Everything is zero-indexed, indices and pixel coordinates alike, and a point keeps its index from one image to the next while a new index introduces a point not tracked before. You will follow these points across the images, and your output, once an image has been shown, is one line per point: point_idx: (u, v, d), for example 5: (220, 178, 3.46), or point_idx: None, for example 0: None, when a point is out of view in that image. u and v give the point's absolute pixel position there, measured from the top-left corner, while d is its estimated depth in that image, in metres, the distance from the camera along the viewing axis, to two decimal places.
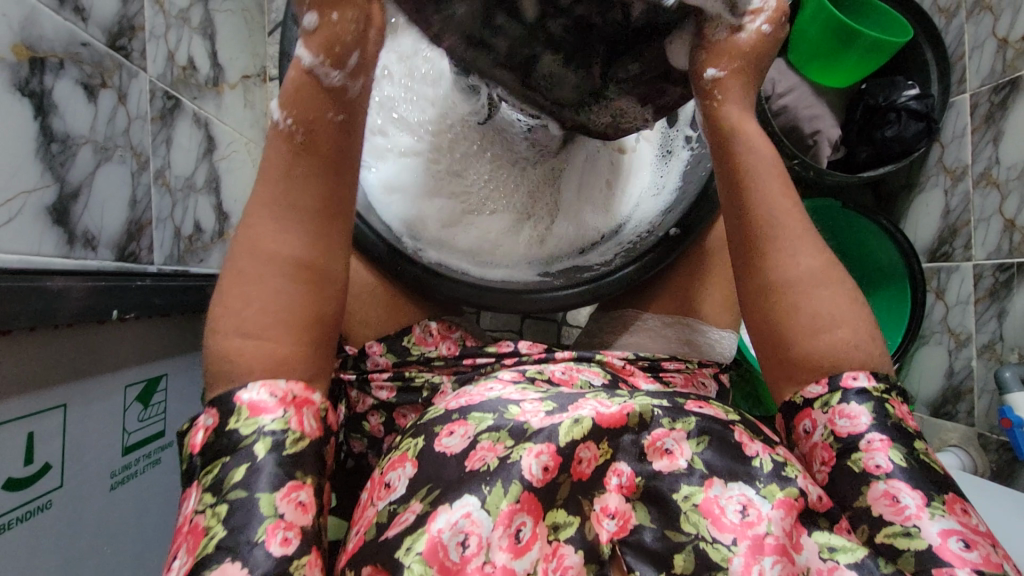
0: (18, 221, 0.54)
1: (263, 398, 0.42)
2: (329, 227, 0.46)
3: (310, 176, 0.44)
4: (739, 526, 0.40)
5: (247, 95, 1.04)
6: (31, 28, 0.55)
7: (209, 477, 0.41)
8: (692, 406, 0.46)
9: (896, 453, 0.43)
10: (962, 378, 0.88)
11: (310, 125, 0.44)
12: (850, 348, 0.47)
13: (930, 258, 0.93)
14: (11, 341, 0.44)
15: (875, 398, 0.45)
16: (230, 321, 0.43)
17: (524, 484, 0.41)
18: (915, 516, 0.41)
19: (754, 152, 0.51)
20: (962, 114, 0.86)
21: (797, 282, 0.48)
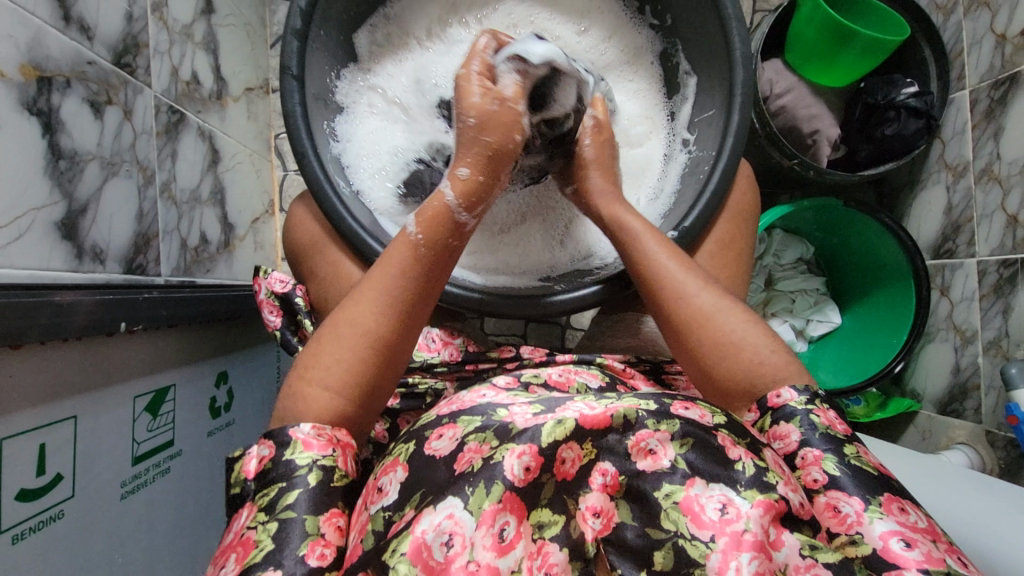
0: (27, 237, 0.55)
1: (315, 436, 0.48)
2: (411, 323, 0.53)
3: (421, 273, 0.53)
4: (717, 523, 0.40)
5: (250, 107, 1.06)
6: (38, 49, 0.57)
7: (263, 499, 0.46)
8: (677, 411, 0.45)
9: (828, 465, 0.46)
10: (969, 375, 0.87)
11: (434, 240, 0.54)
12: (756, 366, 0.51)
13: (934, 255, 0.93)
14: (20, 356, 0.45)
15: (799, 411, 0.49)
16: (319, 376, 0.50)
17: (505, 484, 0.41)
18: (857, 523, 0.42)
19: (628, 228, 0.61)
20: (962, 111, 0.86)
21: (695, 318, 0.54)
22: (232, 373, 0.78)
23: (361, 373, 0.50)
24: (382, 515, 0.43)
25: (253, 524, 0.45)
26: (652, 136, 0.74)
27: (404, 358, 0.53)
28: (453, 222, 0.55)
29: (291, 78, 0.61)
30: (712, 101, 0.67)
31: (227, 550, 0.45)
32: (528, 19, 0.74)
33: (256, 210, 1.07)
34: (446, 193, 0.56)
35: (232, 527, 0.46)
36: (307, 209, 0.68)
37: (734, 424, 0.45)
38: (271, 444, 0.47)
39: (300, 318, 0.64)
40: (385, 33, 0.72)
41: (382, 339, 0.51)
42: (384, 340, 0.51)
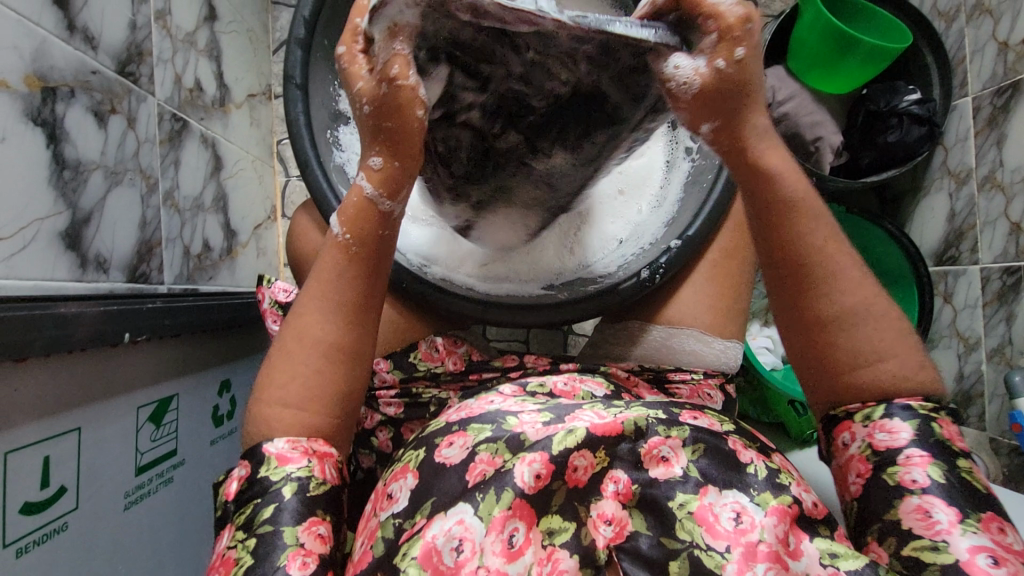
0: (32, 247, 0.55)
1: (288, 450, 0.48)
2: (361, 320, 0.53)
3: (354, 271, 0.52)
4: (733, 533, 0.41)
5: (253, 113, 1.06)
6: (42, 59, 0.57)
7: (242, 517, 0.47)
8: (687, 417, 0.47)
9: (935, 471, 0.45)
10: (972, 383, 0.87)
11: (361, 236, 0.52)
12: (896, 381, 0.48)
13: (937, 261, 0.93)
14: (26, 369, 0.45)
15: (924, 415, 0.47)
16: (274, 393, 0.51)
17: (515, 490, 0.42)
18: (944, 532, 0.42)
19: (784, 202, 0.50)
20: (965, 118, 0.86)
21: (843, 317, 0.49)
22: (235, 382, 0.78)
23: (317, 379, 0.51)
24: (392, 522, 0.43)
25: (232, 542, 0.46)
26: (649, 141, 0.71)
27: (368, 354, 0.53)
28: (379, 214, 0.52)
29: (295, 87, 0.61)
30: None
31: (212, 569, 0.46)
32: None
33: (259, 217, 1.07)
34: (363, 185, 0.51)
35: (215, 547, 0.47)
36: (310, 219, 0.68)
37: (743, 432, 0.48)
38: (246, 463, 0.48)
39: None
40: None
41: (339, 349, 0.51)
42: (335, 345, 0.51)
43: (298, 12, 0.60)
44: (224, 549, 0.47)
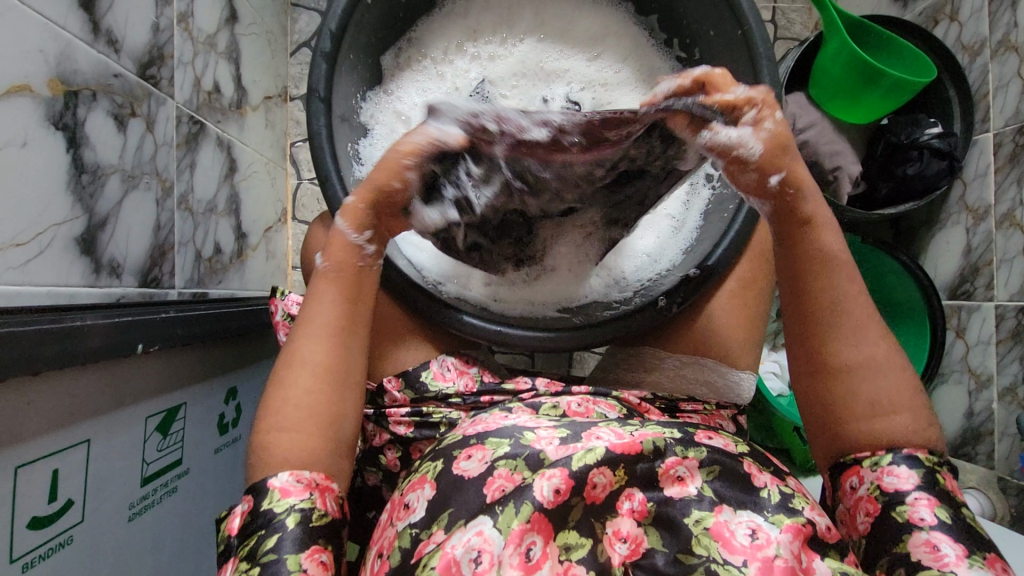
0: (47, 253, 0.54)
1: (290, 483, 0.49)
2: (348, 348, 0.56)
3: (342, 300, 0.56)
4: (749, 548, 0.40)
5: (268, 116, 1.05)
6: (66, 63, 0.56)
7: (245, 548, 0.47)
8: (702, 438, 0.46)
9: (942, 512, 0.46)
10: (982, 420, 0.86)
11: (345, 267, 0.57)
12: (910, 433, 0.49)
13: (950, 295, 0.92)
14: (38, 382, 0.45)
15: (930, 463, 0.48)
16: (271, 420, 0.52)
17: (535, 505, 0.41)
18: (953, 564, 0.43)
19: (822, 250, 0.52)
20: (985, 153, 0.86)
21: (860, 367, 0.50)
22: (242, 389, 0.77)
23: (311, 404, 0.53)
24: (409, 531, 0.43)
25: (236, 575, 0.46)
26: None
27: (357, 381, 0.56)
28: (356, 248, 0.57)
29: (318, 100, 0.61)
30: None
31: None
32: (539, 65, 0.73)
33: (269, 219, 1.07)
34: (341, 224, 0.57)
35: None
36: (326, 232, 0.68)
37: (756, 454, 0.47)
38: (248, 496, 0.49)
39: None
40: (407, 56, 0.73)
41: (327, 373, 0.54)
42: (325, 370, 0.54)
43: (325, 26, 0.60)
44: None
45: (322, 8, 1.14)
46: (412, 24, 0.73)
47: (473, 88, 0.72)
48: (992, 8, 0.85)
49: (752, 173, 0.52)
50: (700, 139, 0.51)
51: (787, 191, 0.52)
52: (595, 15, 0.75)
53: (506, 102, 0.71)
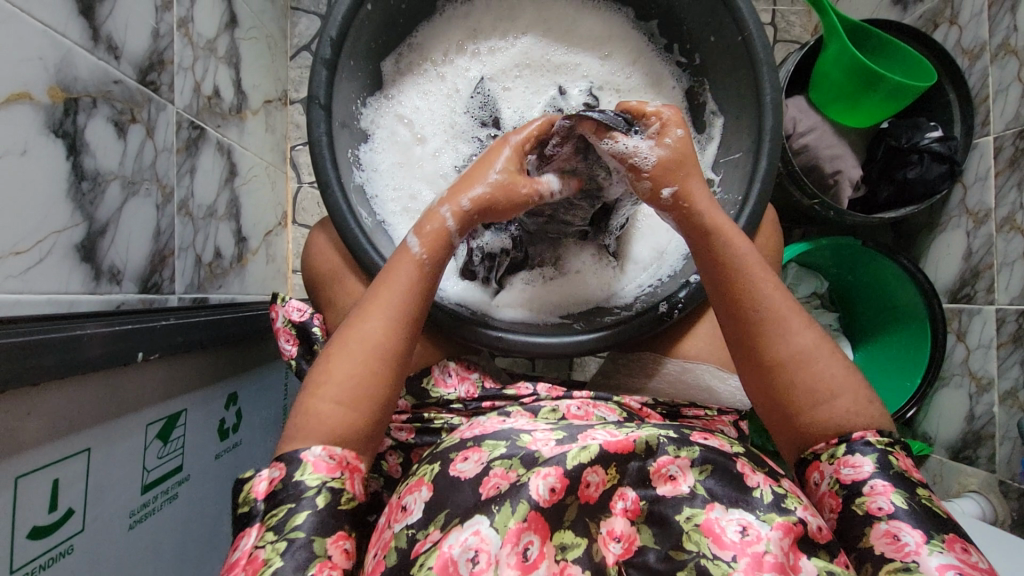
0: (48, 261, 0.54)
1: (324, 458, 0.47)
2: (413, 333, 0.53)
3: (419, 285, 0.54)
4: (739, 544, 0.41)
5: (268, 120, 1.05)
6: (66, 70, 0.56)
7: (272, 519, 0.45)
8: (698, 438, 0.47)
9: (900, 498, 0.45)
10: (983, 423, 0.86)
11: (433, 256, 0.55)
12: (851, 416, 0.49)
13: (951, 298, 0.92)
14: (36, 392, 0.45)
15: (880, 450, 0.47)
16: (328, 388, 0.50)
17: (531, 503, 0.41)
18: (914, 553, 0.42)
19: (735, 248, 0.53)
20: (985, 157, 0.86)
21: (792, 360, 0.50)
22: (242, 394, 0.77)
23: (361, 380, 0.50)
24: (406, 532, 0.43)
25: (261, 545, 0.44)
26: None
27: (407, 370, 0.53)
28: (449, 244, 0.56)
29: (318, 107, 0.61)
30: (738, 144, 0.66)
31: (235, 567, 0.44)
32: (544, 58, 0.75)
33: (270, 223, 1.07)
34: (445, 216, 0.57)
35: (239, 545, 0.45)
36: (327, 238, 0.68)
37: (752, 455, 0.47)
38: (281, 464, 0.47)
39: (315, 347, 0.64)
40: (407, 62, 0.73)
41: (387, 353, 0.51)
42: (389, 349, 0.51)
43: (325, 33, 0.61)
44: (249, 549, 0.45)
45: (322, 11, 1.14)
46: (413, 29, 0.72)
47: (475, 89, 0.74)
48: (992, 12, 0.84)
49: (647, 181, 0.54)
50: (605, 145, 0.54)
51: (676, 203, 0.54)
52: (594, 20, 0.75)
53: (512, 101, 0.74)
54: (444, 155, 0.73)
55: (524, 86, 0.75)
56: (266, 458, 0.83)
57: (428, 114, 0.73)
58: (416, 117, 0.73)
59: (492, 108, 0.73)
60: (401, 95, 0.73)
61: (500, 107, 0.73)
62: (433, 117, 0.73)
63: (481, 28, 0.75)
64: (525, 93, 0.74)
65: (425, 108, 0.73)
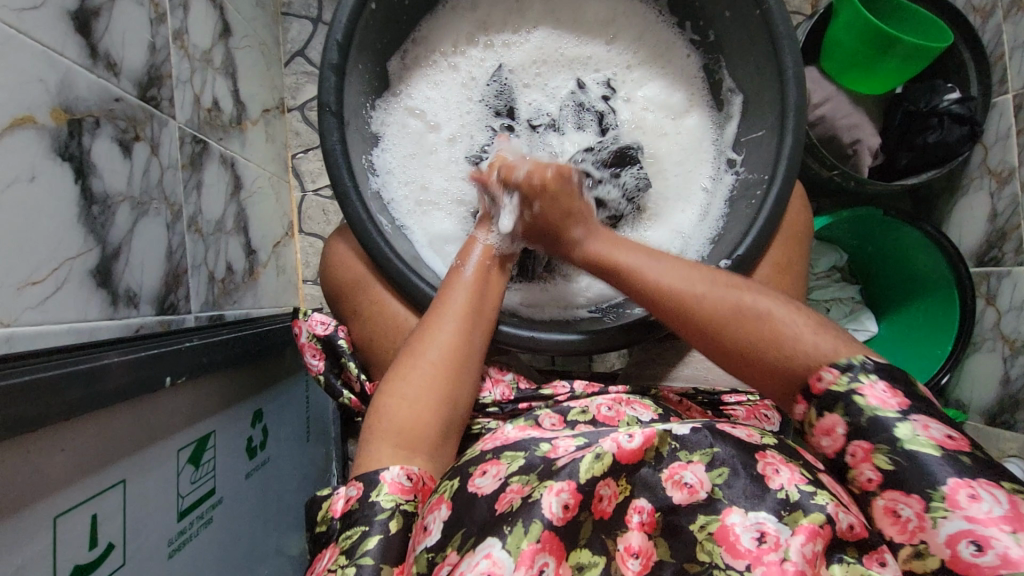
0: (65, 290, 0.53)
1: (402, 479, 0.46)
2: (477, 339, 0.56)
3: (479, 293, 0.57)
4: (754, 552, 0.36)
5: (268, 129, 1.03)
6: (68, 90, 0.54)
7: (346, 541, 0.44)
8: (722, 427, 0.42)
9: (880, 458, 0.39)
10: (1020, 386, 0.84)
11: (482, 268, 0.59)
12: (794, 351, 0.46)
13: (977, 262, 0.90)
14: (69, 427, 0.44)
15: (840, 395, 0.42)
16: (401, 389, 0.51)
17: (544, 523, 0.38)
18: (919, 529, 0.36)
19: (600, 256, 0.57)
20: (1005, 115, 0.84)
21: (716, 314, 0.49)
22: (267, 410, 0.75)
23: (433, 383, 0.51)
24: (424, 556, 0.40)
25: (333, 568, 0.43)
26: (695, 141, 0.71)
27: (474, 377, 0.55)
28: (490, 254, 0.60)
29: (330, 114, 0.59)
30: (761, 122, 0.64)
31: None
32: (558, 51, 0.73)
33: (277, 234, 1.05)
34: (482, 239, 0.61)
35: (315, 566, 0.45)
36: (347, 246, 0.66)
37: (785, 447, 0.42)
38: (360, 484, 0.46)
39: (343, 360, 0.63)
40: (414, 57, 0.71)
41: (455, 355, 0.53)
42: (457, 351, 0.54)
43: (331, 36, 0.58)
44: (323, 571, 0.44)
45: (314, 14, 1.11)
46: (417, 24, 0.70)
47: (493, 78, 0.72)
48: None
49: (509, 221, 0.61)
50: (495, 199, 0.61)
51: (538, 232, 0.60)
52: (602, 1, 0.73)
53: (527, 90, 0.73)
54: (459, 143, 0.71)
55: (544, 82, 0.73)
56: (295, 473, 0.82)
57: (441, 108, 0.72)
58: (430, 110, 0.71)
59: (508, 98, 0.72)
60: (413, 88, 0.71)
61: (517, 97, 0.72)
62: (446, 110, 0.72)
63: (488, 19, 0.73)
64: (546, 87, 0.73)
65: (438, 98, 0.72)
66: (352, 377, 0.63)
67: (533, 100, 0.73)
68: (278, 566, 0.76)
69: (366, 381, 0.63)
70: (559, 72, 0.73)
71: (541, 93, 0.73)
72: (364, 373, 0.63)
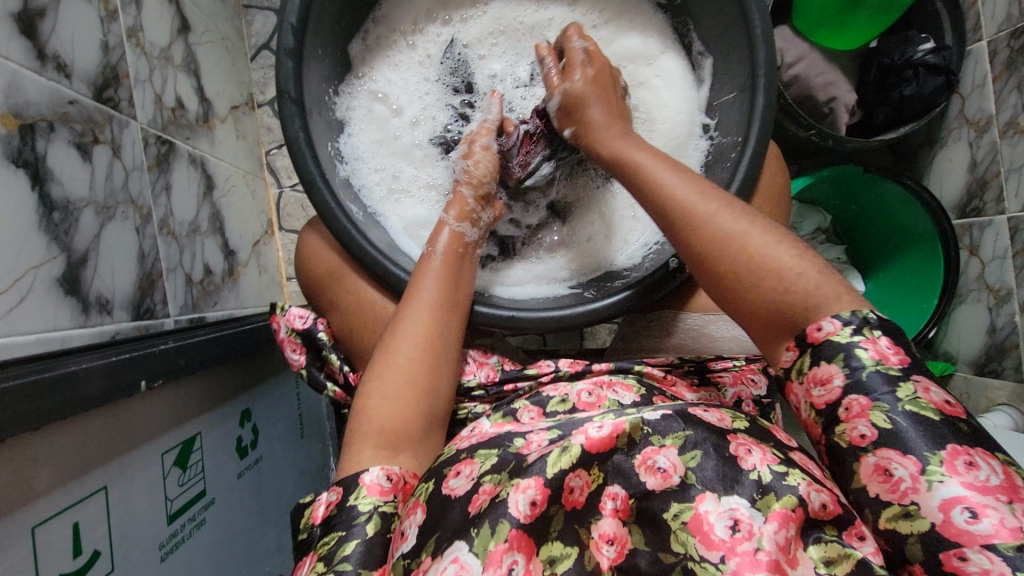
0: (30, 299, 0.52)
1: (381, 481, 0.46)
2: (451, 324, 0.55)
3: (448, 280, 0.56)
4: (728, 542, 0.35)
5: (238, 126, 1.01)
6: (16, 95, 0.53)
7: (324, 547, 0.44)
8: (695, 413, 0.41)
9: (878, 417, 0.37)
10: (1006, 335, 0.84)
11: (451, 255, 0.58)
12: (793, 294, 0.42)
13: (959, 214, 0.90)
14: (43, 436, 0.43)
15: (840, 346, 0.39)
16: (377, 390, 0.50)
17: (512, 522, 0.37)
18: (911, 491, 0.35)
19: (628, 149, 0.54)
20: (981, 63, 0.83)
21: (721, 242, 0.45)
22: (255, 409, 0.75)
23: (409, 379, 0.51)
24: (401, 563, 0.39)
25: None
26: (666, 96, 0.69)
27: (451, 366, 0.54)
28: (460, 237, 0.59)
29: (290, 103, 0.57)
30: (733, 83, 0.63)
31: None
32: (517, 23, 0.71)
33: (256, 233, 1.03)
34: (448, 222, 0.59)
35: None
36: (318, 238, 0.65)
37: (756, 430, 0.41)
38: (340, 488, 0.46)
39: (323, 353, 0.62)
40: (375, 38, 0.70)
41: (430, 346, 0.52)
42: (430, 343, 0.53)
43: (285, 21, 0.57)
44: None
45: (276, 5, 1.09)
46: (375, 3, 0.69)
47: (446, 54, 0.71)
48: None
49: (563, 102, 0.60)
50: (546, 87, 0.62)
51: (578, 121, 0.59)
52: None
53: (485, 63, 0.71)
54: (421, 125, 0.70)
55: (503, 52, 0.71)
56: (291, 471, 0.82)
57: (406, 89, 0.70)
58: (393, 91, 0.70)
59: (464, 73, 0.71)
60: (375, 69, 0.69)
61: (474, 71, 0.71)
62: (406, 90, 0.70)
63: None
64: (503, 58, 0.71)
65: (398, 79, 0.70)
66: (335, 368, 0.61)
67: (490, 68, 0.71)
68: (279, 563, 0.76)
69: (350, 371, 0.62)
70: (524, 42, 0.71)
71: (499, 64, 0.71)
72: (347, 363, 0.62)
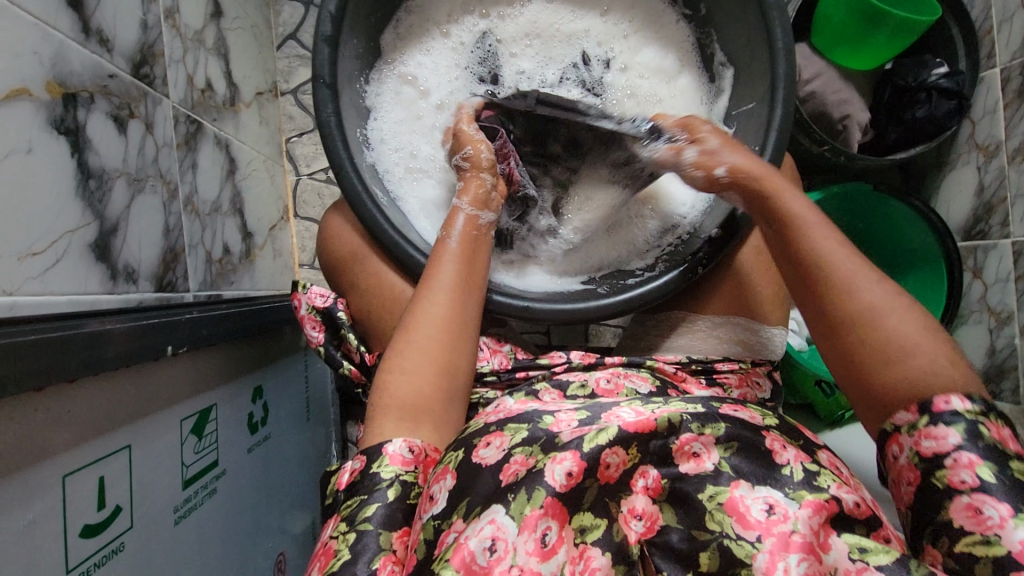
0: (65, 261, 0.53)
1: (403, 451, 0.48)
2: (469, 302, 0.56)
3: (466, 262, 0.58)
4: (764, 524, 0.37)
5: (261, 112, 1.03)
6: (62, 65, 0.55)
7: (347, 509, 0.46)
8: (727, 410, 0.43)
9: (985, 470, 0.39)
10: (1006, 356, 0.86)
11: (466, 240, 0.59)
12: (926, 375, 0.43)
13: (965, 236, 0.92)
14: (77, 388, 0.45)
15: (968, 420, 0.41)
16: (398, 364, 0.52)
17: (548, 489, 0.39)
18: (997, 527, 0.37)
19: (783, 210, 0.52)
20: (993, 89, 0.85)
21: (864, 315, 0.46)
22: (267, 387, 0.76)
23: (428, 355, 0.53)
24: (432, 523, 0.41)
25: (335, 533, 0.45)
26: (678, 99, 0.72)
27: (471, 341, 0.56)
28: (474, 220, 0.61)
29: (324, 86, 0.59)
30: (752, 94, 0.65)
31: (314, 558, 0.45)
32: (554, 27, 0.73)
33: (273, 218, 1.05)
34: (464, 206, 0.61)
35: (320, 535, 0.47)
36: (342, 221, 0.67)
37: (786, 427, 0.43)
38: (365, 457, 0.48)
39: (342, 332, 0.63)
40: (407, 27, 0.71)
41: (448, 326, 0.54)
42: (450, 320, 0.55)
43: (324, 8, 0.59)
44: (327, 537, 0.46)
45: None
46: None
47: (477, 42, 0.72)
48: None
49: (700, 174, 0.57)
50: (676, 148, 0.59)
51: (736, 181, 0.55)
52: None
53: (513, 59, 0.73)
54: (447, 109, 0.71)
55: (535, 53, 0.73)
56: (295, 451, 0.83)
57: (437, 76, 0.72)
58: (424, 78, 0.72)
59: (492, 63, 0.72)
60: (407, 56, 0.71)
61: (502, 63, 0.72)
62: (435, 78, 0.72)
63: None
64: (534, 57, 0.73)
65: (429, 64, 0.72)
66: (351, 348, 0.63)
67: (513, 62, 0.73)
68: (282, 541, 0.77)
69: (365, 352, 0.63)
70: (554, 46, 0.73)
71: (528, 60, 0.73)
72: (362, 344, 0.64)
